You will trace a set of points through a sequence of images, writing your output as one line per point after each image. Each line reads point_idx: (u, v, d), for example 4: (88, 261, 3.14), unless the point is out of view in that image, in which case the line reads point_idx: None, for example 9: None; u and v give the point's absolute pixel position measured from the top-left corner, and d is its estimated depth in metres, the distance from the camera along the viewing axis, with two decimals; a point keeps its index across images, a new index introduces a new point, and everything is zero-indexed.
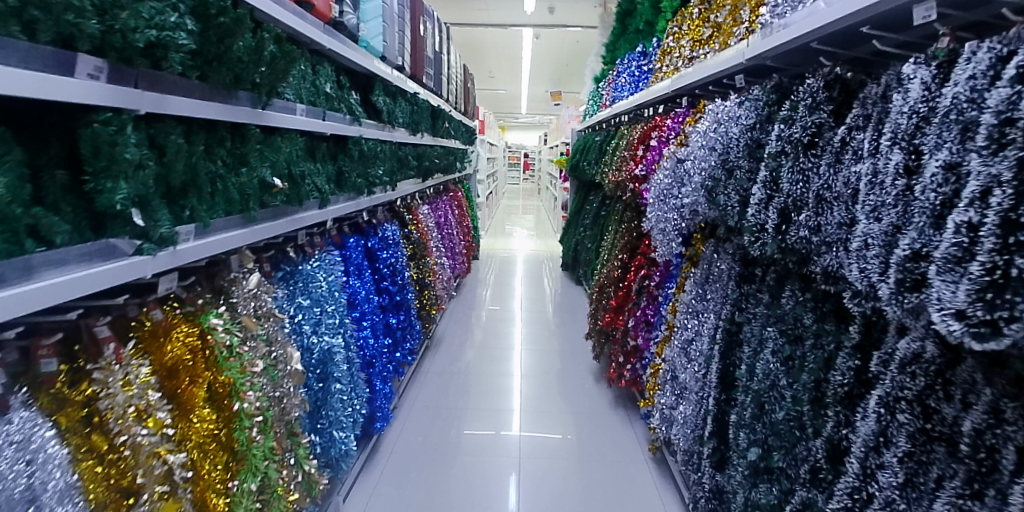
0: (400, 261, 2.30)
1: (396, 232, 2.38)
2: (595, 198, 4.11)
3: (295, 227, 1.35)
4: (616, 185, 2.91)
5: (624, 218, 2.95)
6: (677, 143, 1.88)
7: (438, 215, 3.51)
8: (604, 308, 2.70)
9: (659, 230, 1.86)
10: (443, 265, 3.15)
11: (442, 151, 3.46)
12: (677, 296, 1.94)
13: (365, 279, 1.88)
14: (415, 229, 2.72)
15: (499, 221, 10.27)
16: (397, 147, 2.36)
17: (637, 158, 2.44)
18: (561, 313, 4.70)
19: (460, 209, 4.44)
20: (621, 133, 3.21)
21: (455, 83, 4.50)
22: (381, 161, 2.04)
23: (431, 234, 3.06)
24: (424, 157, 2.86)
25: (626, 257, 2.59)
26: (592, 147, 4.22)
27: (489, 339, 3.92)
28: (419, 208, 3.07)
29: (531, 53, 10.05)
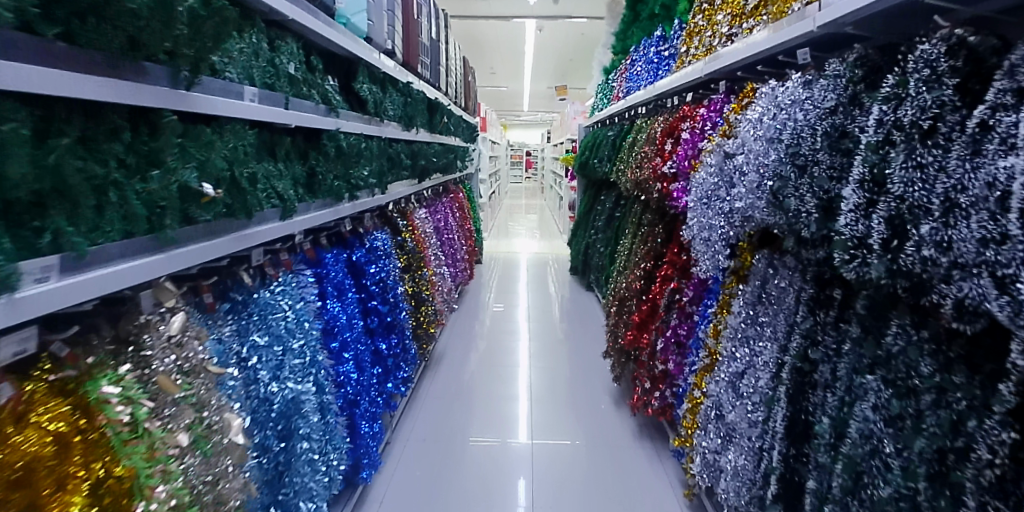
0: (391, 276, 1.99)
1: (386, 240, 2.08)
2: (608, 198, 3.79)
3: (243, 246, 1.04)
4: (636, 184, 2.59)
5: (645, 221, 2.64)
6: (720, 135, 1.57)
7: (437, 219, 3.20)
8: (624, 324, 2.38)
9: (699, 239, 1.55)
10: (443, 275, 2.85)
11: (441, 148, 3.15)
12: (720, 318, 1.63)
13: (346, 302, 1.58)
14: (410, 237, 2.41)
15: (502, 221, 9.95)
16: (387, 143, 2.05)
17: (663, 154, 2.12)
18: (571, 322, 4.38)
19: (461, 211, 4.13)
20: (639, 127, 2.89)
21: (455, 76, 4.17)
22: (368, 160, 1.73)
23: (429, 242, 2.75)
24: (420, 155, 2.55)
25: (650, 267, 2.28)
26: (603, 143, 3.89)
27: (494, 353, 3.60)
28: (415, 212, 2.76)
29: (533, 46, 9.70)
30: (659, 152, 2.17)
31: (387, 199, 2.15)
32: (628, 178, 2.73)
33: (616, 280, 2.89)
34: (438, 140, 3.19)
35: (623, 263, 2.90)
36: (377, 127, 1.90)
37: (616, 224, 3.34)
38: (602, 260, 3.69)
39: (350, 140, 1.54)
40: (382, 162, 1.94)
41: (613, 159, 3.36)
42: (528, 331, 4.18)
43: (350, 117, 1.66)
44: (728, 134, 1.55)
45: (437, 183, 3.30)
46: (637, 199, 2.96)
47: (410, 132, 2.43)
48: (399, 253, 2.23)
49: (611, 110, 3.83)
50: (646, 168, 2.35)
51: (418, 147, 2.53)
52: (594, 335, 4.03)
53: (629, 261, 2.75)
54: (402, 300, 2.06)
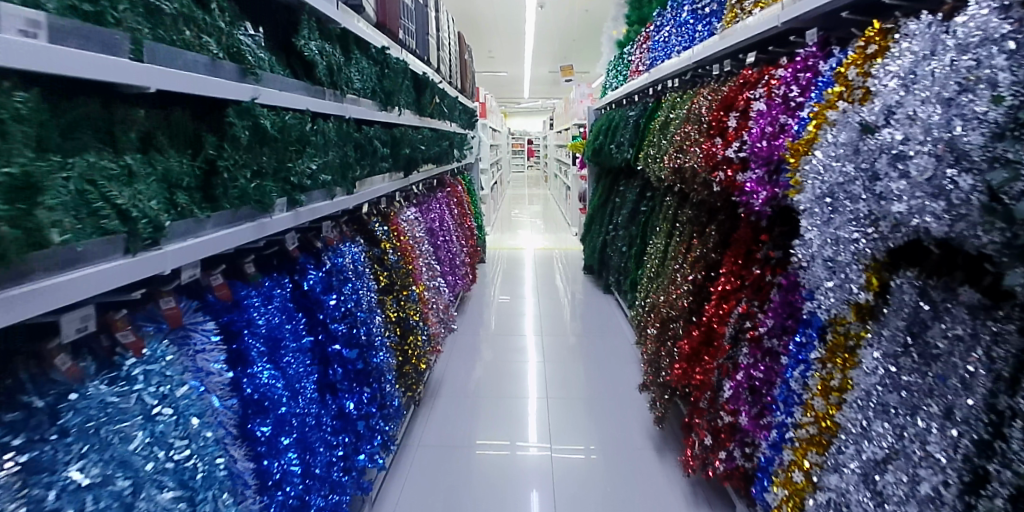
0: (363, 304, 1.49)
1: (355, 255, 1.57)
2: (629, 190, 3.26)
3: (20, 314, 0.51)
4: (675, 173, 2.06)
5: (689, 219, 2.11)
6: (837, 104, 1.06)
7: (430, 218, 2.69)
8: (669, 353, 1.88)
9: (819, 260, 1.00)
10: (438, 289, 2.34)
11: (433, 134, 2.62)
12: (835, 370, 1.12)
13: (287, 360, 1.07)
14: (394, 246, 1.90)
15: (506, 213, 9.40)
16: (354, 126, 1.53)
17: (722, 133, 1.60)
18: (588, 328, 3.85)
19: (460, 208, 3.62)
20: (673, 103, 2.35)
21: (448, 50, 3.62)
22: (318, 147, 1.22)
23: (418, 249, 2.23)
24: (406, 142, 2.02)
25: (700, 280, 1.80)
26: (623, 124, 3.34)
27: (501, 373, 3.07)
28: (400, 213, 2.24)
29: (534, 25, 9.04)
30: (715, 132, 1.64)
31: (360, 201, 1.63)
32: (664, 167, 2.19)
33: (650, 292, 2.38)
34: (428, 125, 2.66)
35: (657, 270, 2.38)
36: (334, 103, 1.38)
37: (644, 220, 2.82)
38: (624, 261, 3.17)
39: (277, 119, 1.03)
40: (345, 150, 1.42)
41: (638, 142, 2.82)
42: (539, 341, 3.65)
43: (285, 87, 1.14)
44: (852, 99, 1.03)
45: (430, 177, 2.78)
46: (673, 192, 2.44)
47: (388, 114, 1.91)
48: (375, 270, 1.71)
49: (629, 86, 3.28)
50: (694, 152, 1.81)
51: (403, 131, 2.01)
52: (616, 345, 3.49)
53: (667, 268, 2.23)
54: (379, 334, 1.55)
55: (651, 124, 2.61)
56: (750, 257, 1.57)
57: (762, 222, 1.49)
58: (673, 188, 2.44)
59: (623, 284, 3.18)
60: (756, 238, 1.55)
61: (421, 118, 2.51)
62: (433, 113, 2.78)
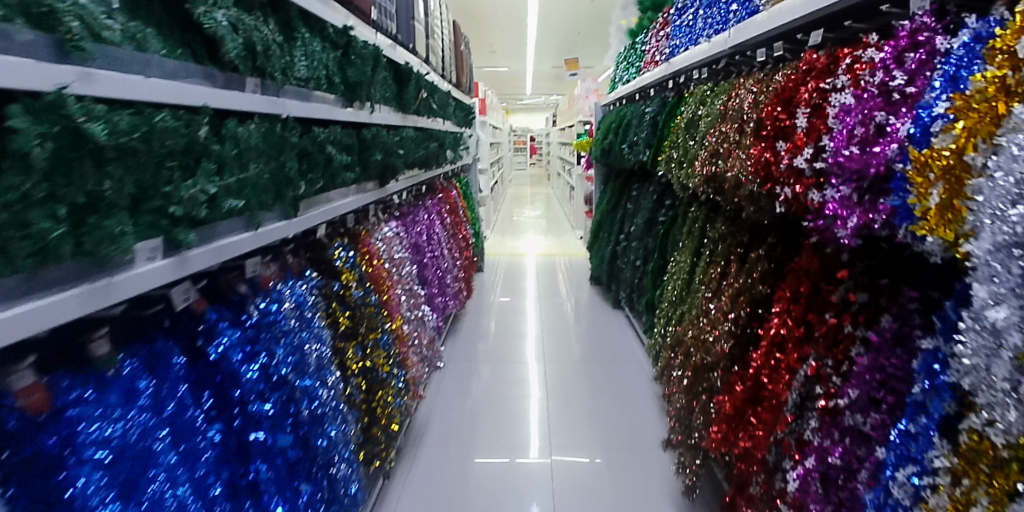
0: (306, 365, 1.13)
1: (300, 295, 1.20)
2: (645, 197, 2.88)
3: None
4: (707, 184, 1.69)
5: (727, 238, 1.73)
6: (993, 95, 0.67)
7: (416, 231, 2.31)
8: (703, 409, 1.52)
9: (1001, 350, 0.59)
10: (422, 319, 1.98)
11: (418, 135, 2.25)
12: (967, 487, 0.73)
13: (158, 485, 0.70)
14: (361, 275, 1.54)
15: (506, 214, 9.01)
16: (299, 128, 1.17)
17: (782, 138, 1.23)
18: (596, 348, 3.46)
19: (453, 216, 3.25)
20: (702, 97, 1.96)
21: (440, 40, 3.23)
22: (227, 159, 0.86)
23: (396, 273, 1.86)
24: (380, 145, 1.65)
25: (742, 318, 1.43)
26: (637, 122, 2.95)
27: (499, 407, 2.67)
28: (374, 230, 1.87)
29: (536, 17, 8.61)
30: (769, 135, 1.27)
31: (313, 222, 1.26)
32: (692, 174, 1.81)
33: (674, 322, 2.01)
34: (412, 124, 2.29)
35: (683, 294, 2.00)
36: (262, 98, 1.02)
37: (662, 232, 2.44)
38: (638, 278, 2.79)
39: (138, 121, 0.67)
40: (280, 160, 1.05)
41: (657, 143, 2.44)
42: (542, 364, 3.23)
43: (166, 74, 0.77)
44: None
45: (416, 183, 2.42)
46: (703, 202, 2.07)
47: (352, 111, 1.54)
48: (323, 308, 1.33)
49: (644, 80, 2.88)
50: (738, 159, 1.44)
51: (375, 132, 1.64)
52: (628, 370, 3.09)
53: (695, 296, 1.86)
54: (330, 400, 1.19)
55: (674, 123, 2.23)
56: (818, 298, 1.19)
57: (840, 254, 1.12)
58: (701, 197, 2.06)
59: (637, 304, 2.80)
60: (828, 275, 1.18)
61: (402, 116, 2.14)
62: (419, 110, 2.40)
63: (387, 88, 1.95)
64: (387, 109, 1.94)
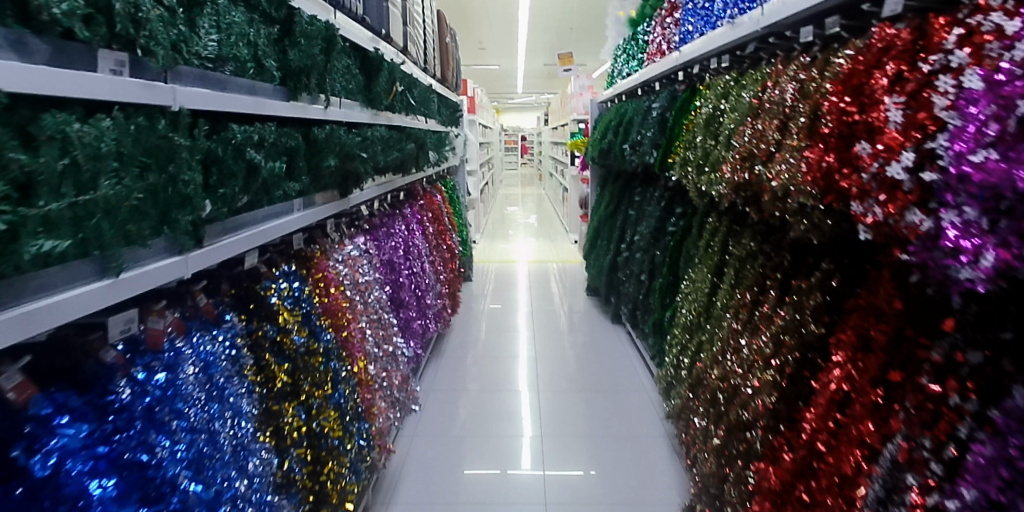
0: (214, 454, 0.81)
1: (208, 354, 0.88)
2: (650, 203, 2.59)
3: None
4: (738, 193, 1.40)
5: (758, 258, 1.44)
6: None
7: (388, 245, 2.01)
8: (738, 477, 1.23)
9: None
10: (392, 354, 1.67)
11: (390, 136, 1.94)
12: None
13: None
14: (311, 310, 1.22)
15: (497, 217, 8.70)
16: (206, 126, 0.85)
17: (852, 138, 0.95)
18: (596, 366, 3.12)
19: (436, 224, 2.95)
20: (723, 89, 1.67)
21: (422, 28, 2.92)
22: (47, 176, 0.52)
23: (359, 300, 1.56)
24: (336, 148, 1.34)
25: (790, 366, 1.14)
26: (641, 119, 2.65)
27: (487, 441, 2.33)
28: (333, 249, 1.57)
29: (527, 12, 8.30)
30: (834, 135, 0.99)
31: (231, 253, 0.95)
32: (715, 182, 1.53)
33: (691, 353, 1.72)
34: (383, 122, 1.98)
35: (701, 321, 1.72)
36: (139, 83, 0.69)
37: (671, 245, 2.16)
38: (643, 294, 2.50)
39: None
40: (169, 172, 0.73)
41: (666, 143, 2.15)
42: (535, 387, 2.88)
43: None
44: None
45: (389, 190, 2.11)
46: (723, 212, 1.78)
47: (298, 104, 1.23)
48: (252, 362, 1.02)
49: (649, 72, 2.59)
50: (784, 165, 1.15)
51: (329, 130, 1.33)
52: (631, 391, 2.77)
53: (717, 325, 1.57)
54: (254, 495, 0.88)
55: (689, 120, 1.94)
56: (904, 351, 0.89)
57: (945, 297, 0.83)
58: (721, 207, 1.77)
59: (643, 322, 2.51)
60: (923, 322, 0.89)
61: (369, 113, 1.83)
62: (394, 105, 2.09)
63: (347, 78, 1.64)
64: (349, 104, 1.63)
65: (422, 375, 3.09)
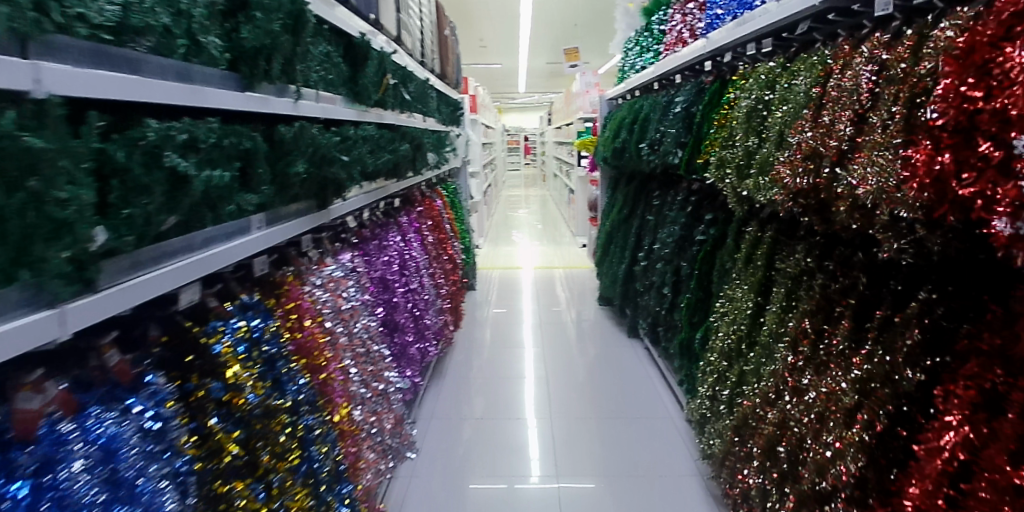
0: None
1: (106, 436, 0.63)
2: (673, 207, 2.35)
3: None
4: (793, 201, 1.14)
5: (814, 278, 1.21)
6: None
7: (380, 262, 1.81)
8: None
9: None
10: (385, 391, 1.49)
11: (378, 136, 1.70)
12: None
13: None
14: (277, 353, 1.06)
15: (501, 220, 8.48)
16: (95, 120, 0.62)
17: (980, 133, 0.67)
18: (614, 386, 2.79)
19: (437, 232, 2.73)
20: (766, 77, 1.42)
21: (419, 19, 2.69)
22: None
23: (344, 332, 1.36)
24: (303, 150, 1.11)
25: (881, 424, 0.87)
26: (661, 115, 2.40)
27: (494, 468, 2.10)
28: (312, 270, 1.36)
29: (530, 8, 8.06)
30: (952, 128, 0.71)
31: (163, 288, 0.76)
32: (761, 187, 1.28)
33: (733, 384, 1.50)
34: (369, 120, 1.74)
35: (745, 347, 1.50)
36: None
37: (701, 255, 1.93)
38: (665, 309, 2.27)
39: None
40: (29, 190, 0.48)
41: (695, 142, 1.91)
42: (547, 413, 2.53)
43: None
44: None
45: (381, 196, 1.88)
46: (766, 220, 1.55)
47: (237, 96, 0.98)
48: (193, 430, 0.84)
49: (669, 63, 2.36)
50: (873, 167, 0.87)
51: (295, 131, 1.10)
52: (651, 410, 2.51)
53: (768, 356, 1.34)
54: None
55: (723, 115, 1.69)
56: None
57: None
58: (764, 213, 1.54)
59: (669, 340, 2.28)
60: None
61: (354, 110, 1.59)
62: (386, 100, 1.85)
63: (322, 67, 1.39)
64: (326, 98, 1.39)
65: (419, 398, 2.76)
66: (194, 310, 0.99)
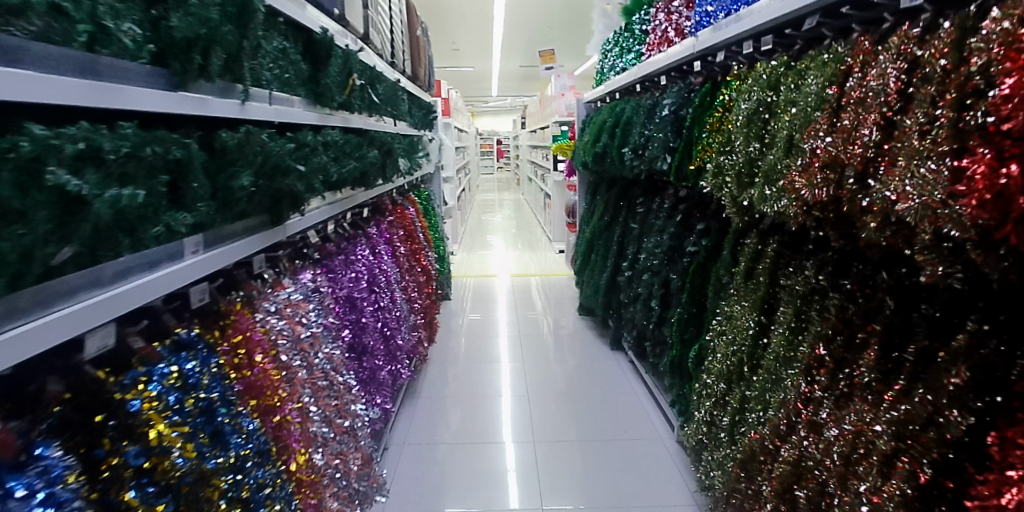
0: None
1: None
2: (660, 217, 2.27)
3: None
4: (808, 213, 1.10)
5: (827, 297, 1.17)
6: None
7: (346, 281, 1.62)
8: None
9: None
10: (354, 427, 1.33)
11: (341, 141, 1.53)
12: None
13: None
14: (220, 399, 0.88)
15: (476, 225, 8.32)
16: None
17: None
18: (599, 404, 2.64)
19: (409, 242, 2.55)
20: (768, 79, 1.37)
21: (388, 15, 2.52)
22: None
23: (304, 365, 1.17)
24: (250, 160, 0.93)
25: (924, 474, 0.78)
26: (648, 120, 2.37)
27: (474, 504, 1.90)
28: (266, 295, 1.17)
29: (502, 11, 7.95)
30: (1015, 134, 0.60)
31: (54, 340, 0.56)
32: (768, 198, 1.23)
33: (734, 410, 1.44)
34: (331, 124, 1.56)
35: (747, 369, 1.43)
36: None
37: (695, 269, 1.85)
38: (655, 323, 2.19)
39: None
40: None
41: (687, 146, 1.88)
42: (530, 436, 2.36)
43: None
44: None
45: (347, 207, 1.71)
46: (768, 230, 1.49)
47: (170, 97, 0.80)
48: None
49: (655, 65, 2.28)
50: (916, 179, 0.77)
51: (239, 137, 0.92)
52: (640, 430, 2.37)
53: (776, 383, 1.28)
54: None
55: (720, 117, 1.66)
56: None
57: None
58: (765, 221, 1.49)
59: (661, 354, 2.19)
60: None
61: (314, 113, 1.42)
62: (354, 101, 1.68)
63: (276, 64, 1.22)
64: (279, 99, 1.21)
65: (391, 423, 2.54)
66: (112, 355, 0.81)
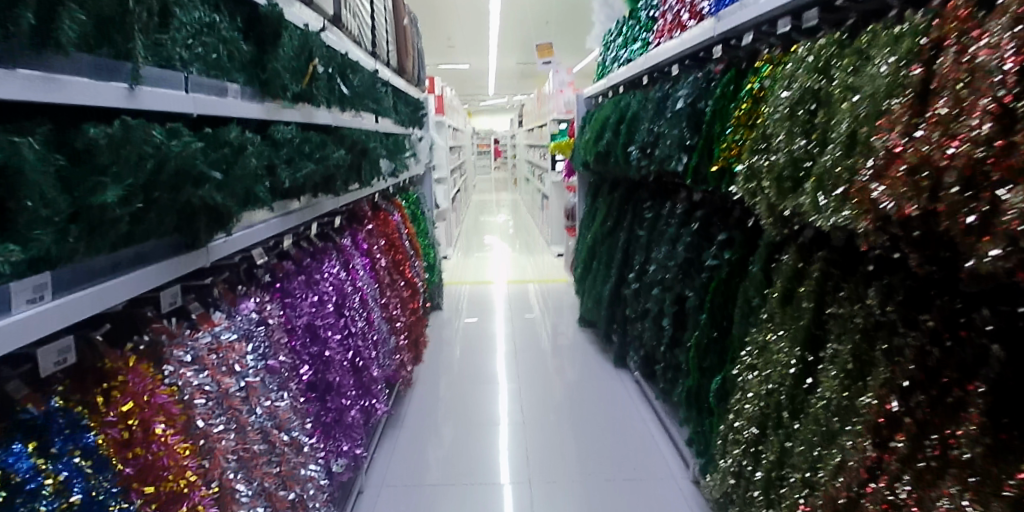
0: None
1: None
2: (672, 224, 2.02)
3: None
4: (882, 230, 0.86)
5: (896, 335, 0.96)
6: None
7: (305, 307, 1.36)
8: None
9: None
10: (305, 496, 1.08)
11: (293, 139, 1.26)
12: None
13: None
14: (84, 504, 0.62)
15: (471, 227, 8.08)
16: None
17: None
18: (603, 433, 2.37)
19: (391, 252, 2.29)
20: (813, 65, 1.18)
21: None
22: None
23: (232, 428, 0.92)
24: (132, 165, 0.67)
25: None
26: (658, 116, 2.14)
27: None
28: (184, 339, 0.91)
29: (497, 6, 7.68)
30: None
31: None
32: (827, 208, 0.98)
33: (772, 463, 1.23)
34: (282, 118, 1.28)
35: (787, 415, 1.22)
36: None
37: (717, 287, 1.62)
38: (667, 346, 1.96)
39: None
40: None
41: (708, 145, 1.65)
42: (526, 475, 2.09)
43: None
44: None
45: (308, 219, 1.44)
46: (810, 244, 1.29)
47: (7, 71, 0.52)
48: None
49: (666, 53, 2.04)
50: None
51: (110, 132, 0.65)
52: (650, 466, 2.10)
53: (828, 439, 1.07)
54: None
55: (752, 110, 1.43)
56: None
57: None
58: (806, 231, 1.30)
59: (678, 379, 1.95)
60: None
61: (257, 106, 1.14)
62: (317, 92, 1.41)
63: (199, 40, 0.95)
64: (200, 84, 0.93)
65: (371, 456, 2.28)
66: None
